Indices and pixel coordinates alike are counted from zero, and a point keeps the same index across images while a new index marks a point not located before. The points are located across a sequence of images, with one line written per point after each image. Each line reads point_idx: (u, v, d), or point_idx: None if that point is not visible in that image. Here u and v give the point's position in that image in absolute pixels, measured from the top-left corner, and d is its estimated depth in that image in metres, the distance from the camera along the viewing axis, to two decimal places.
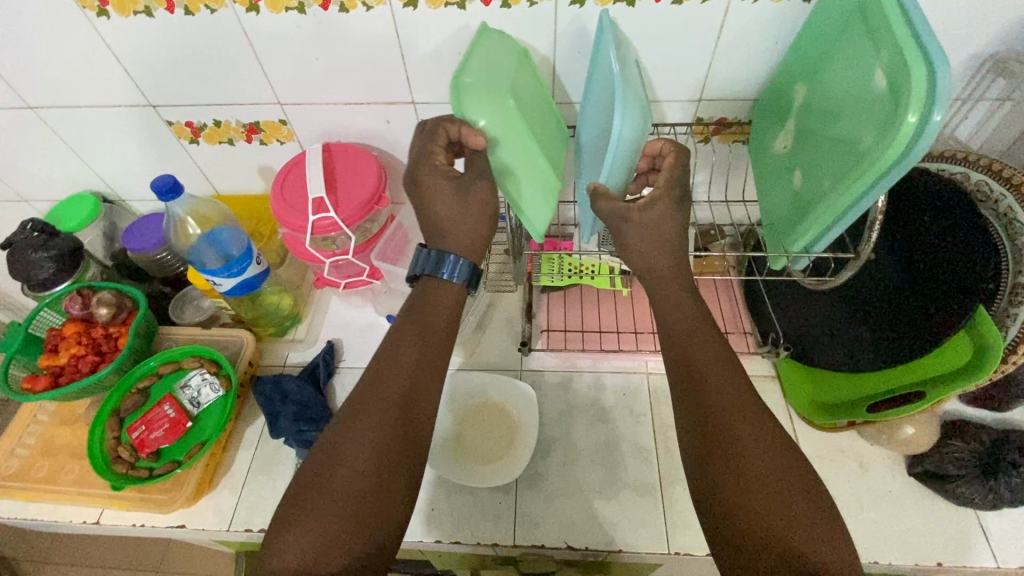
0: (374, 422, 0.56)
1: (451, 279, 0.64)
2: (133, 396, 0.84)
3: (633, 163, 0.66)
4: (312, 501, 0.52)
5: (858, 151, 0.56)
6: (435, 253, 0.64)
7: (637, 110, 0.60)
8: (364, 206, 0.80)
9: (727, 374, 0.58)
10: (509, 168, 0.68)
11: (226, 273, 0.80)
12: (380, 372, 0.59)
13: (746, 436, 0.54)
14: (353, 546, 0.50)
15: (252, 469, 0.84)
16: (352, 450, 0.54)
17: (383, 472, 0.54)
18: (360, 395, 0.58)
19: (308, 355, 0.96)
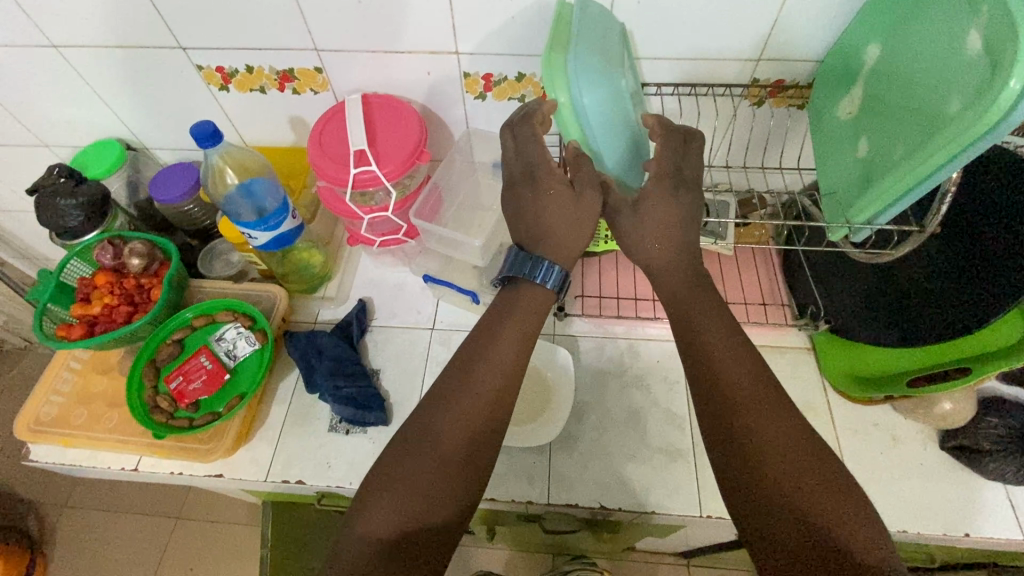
0: (459, 410, 0.57)
1: (544, 283, 0.61)
2: (169, 347, 0.84)
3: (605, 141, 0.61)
4: (397, 481, 0.53)
5: (939, 119, 0.54)
6: (531, 257, 0.61)
7: (589, 75, 0.57)
8: (406, 160, 0.78)
9: (727, 356, 0.56)
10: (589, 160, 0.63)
11: (263, 226, 0.78)
12: (468, 363, 0.59)
13: (757, 422, 0.52)
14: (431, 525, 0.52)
15: (287, 422, 0.85)
16: (436, 435, 0.55)
17: (464, 460, 0.55)
18: (444, 384, 0.59)
19: (339, 313, 0.95)
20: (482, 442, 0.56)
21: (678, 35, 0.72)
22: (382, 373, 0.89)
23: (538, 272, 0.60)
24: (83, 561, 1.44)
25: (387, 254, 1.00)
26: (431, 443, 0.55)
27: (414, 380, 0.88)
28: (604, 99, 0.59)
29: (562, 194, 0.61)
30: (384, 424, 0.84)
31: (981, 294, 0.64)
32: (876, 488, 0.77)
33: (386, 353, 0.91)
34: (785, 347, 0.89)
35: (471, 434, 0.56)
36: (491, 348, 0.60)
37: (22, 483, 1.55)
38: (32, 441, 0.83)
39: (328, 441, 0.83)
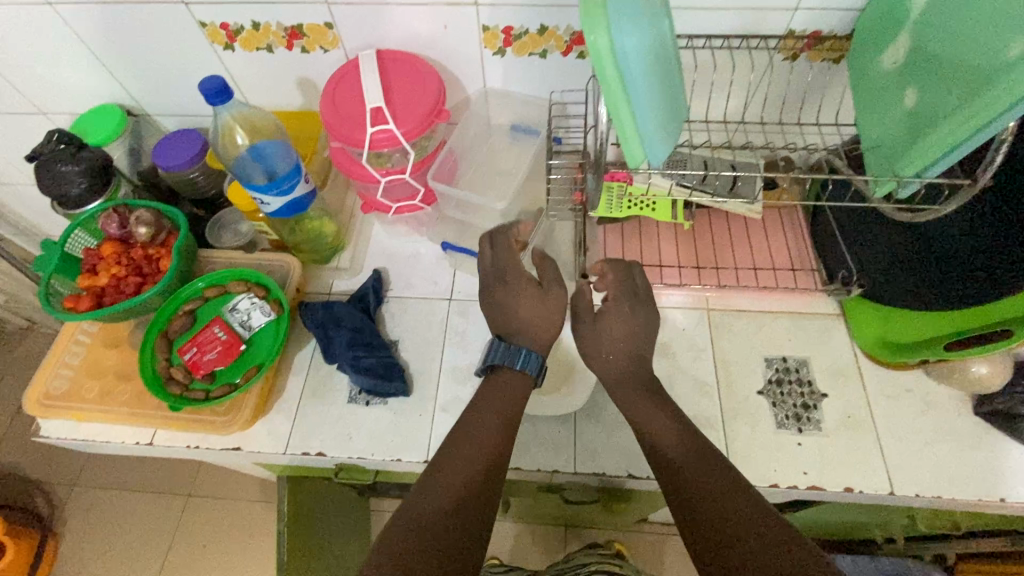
0: (479, 438, 0.63)
1: (525, 368, 0.69)
2: (180, 318, 0.81)
3: (640, 90, 0.54)
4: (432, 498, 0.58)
5: (1003, 63, 0.51)
6: (512, 347, 0.70)
7: (632, 19, 0.51)
8: (425, 119, 0.74)
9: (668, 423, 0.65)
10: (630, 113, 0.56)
11: (275, 191, 0.75)
12: (458, 437, 0.64)
13: (692, 472, 0.59)
14: None
15: (305, 393, 0.83)
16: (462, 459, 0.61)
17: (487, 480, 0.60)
18: (461, 422, 0.66)
19: (354, 283, 0.93)
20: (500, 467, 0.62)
21: None
22: (400, 343, 0.87)
23: (518, 358, 0.69)
24: (96, 538, 1.44)
25: (402, 223, 0.97)
26: (458, 466, 0.61)
27: (433, 351, 0.86)
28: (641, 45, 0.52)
29: (531, 291, 0.73)
30: (405, 395, 0.82)
31: (1002, 252, 0.64)
32: (908, 454, 0.75)
33: (403, 323, 0.89)
34: (813, 313, 0.87)
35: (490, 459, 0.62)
36: (500, 389, 0.68)
37: (30, 463, 1.54)
38: (42, 415, 0.80)
39: (347, 412, 0.81)
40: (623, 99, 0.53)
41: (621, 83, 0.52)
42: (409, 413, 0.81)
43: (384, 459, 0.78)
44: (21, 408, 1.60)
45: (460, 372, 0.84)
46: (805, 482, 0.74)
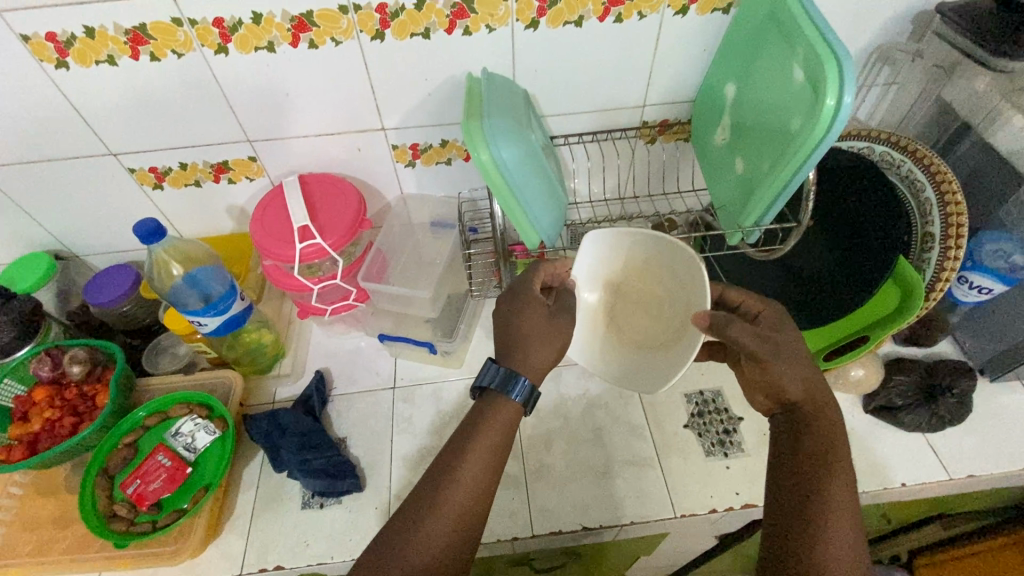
0: (462, 486, 0.58)
1: (513, 398, 0.62)
2: (121, 451, 0.80)
3: (526, 188, 0.66)
4: (395, 554, 0.55)
5: (789, 134, 0.66)
6: (506, 369, 0.63)
7: (505, 133, 0.64)
8: (349, 230, 0.82)
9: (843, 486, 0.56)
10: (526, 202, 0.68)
11: (212, 312, 0.80)
12: (465, 439, 0.60)
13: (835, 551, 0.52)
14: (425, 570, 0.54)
15: (257, 507, 0.83)
16: (439, 506, 0.57)
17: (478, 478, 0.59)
18: (444, 452, 0.61)
19: (297, 388, 0.96)
20: (474, 514, 0.58)
21: (573, 92, 0.85)
22: (349, 440, 0.89)
23: (508, 384, 0.62)
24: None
25: (339, 322, 1.03)
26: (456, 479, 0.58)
27: (383, 441, 0.89)
28: (520, 152, 0.65)
29: (538, 312, 0.68)
30: (359, 489, 0.84)
31: (857, 278, 0.81)
32: None
33: (351, 419, 0.92)
34: None
35: (464, 505, 0.57)
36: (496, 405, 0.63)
37: None
38: None
39: (303, 518, 0.82)
40: (506, 192, 0.65)
41: (504, 183, 0.64)
42: (365, 508, 0.83)
43: (345, 559, 0.78)
44: None
45: (412, 458, 0.87)
46: (739, 502, 0.81)
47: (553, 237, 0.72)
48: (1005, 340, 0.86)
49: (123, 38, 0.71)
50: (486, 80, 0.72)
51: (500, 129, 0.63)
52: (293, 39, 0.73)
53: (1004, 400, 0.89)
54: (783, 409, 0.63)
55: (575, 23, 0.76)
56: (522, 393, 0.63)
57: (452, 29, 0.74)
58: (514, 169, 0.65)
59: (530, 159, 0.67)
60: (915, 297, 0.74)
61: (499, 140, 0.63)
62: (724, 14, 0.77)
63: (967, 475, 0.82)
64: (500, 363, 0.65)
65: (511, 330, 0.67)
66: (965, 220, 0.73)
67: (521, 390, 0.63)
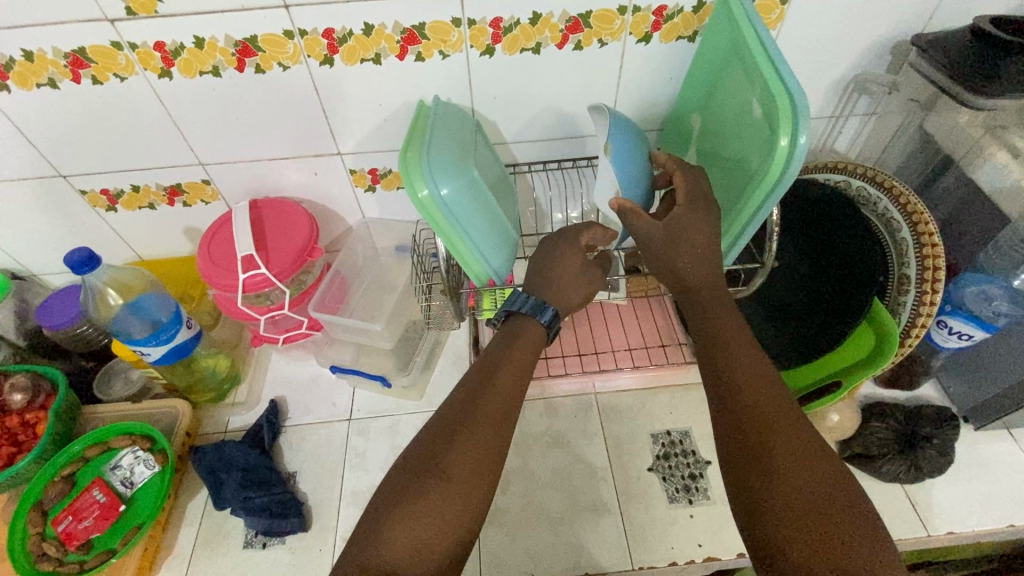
0: (471, 447, 0.54)
1: (542, 322, 0.66)
2: (57, 485, 0.77)
3: (467, 224, 0.63)
4: (390, 531, 0.49)
5: (748, 171, 0.62)
6: (533, 297, 0.67)
7: (446, 167, 0.61)
8: (297, 258, 0.80)
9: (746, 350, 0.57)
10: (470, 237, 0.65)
11: (155, 341, 0.78)
12: (473, 392, 0.58)
13: (759, 406, 0.52)
14: (437, 539, 0.49)
15: (197, 545, 0.79)
16: (449, 470, 0.52)
17: (492, 425, 0.56)
18: (447, 413, 0.57)
19: (250, 418, 0.92)
20: (492, 470, 0.54)
21: (535, 119, 0.81)
22: (299, 475, 0.86)
23: (538, 310, 0.66)
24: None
25: (298, 348, 1.00)
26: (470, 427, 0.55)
27: (333, 477, 0.86)
28: (461, 188, 0.62)
29: (574, 259, 0.69)
30: (304, 529, 0.80)
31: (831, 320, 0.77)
32: None
33: (302, 452, 0.89)
34: (688, 383, 0.94)
35: (476, 461, 0.53)
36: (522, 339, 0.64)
37: None
38: None
39: (242, 560, 0.78)
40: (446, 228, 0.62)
41: (443, 219, 0.61)
42: (308, 549, 0.79)
43: None
44: None
45: (362, 495, 0.84)
46: (702, 554, 0.77)
47: (501, 272, 0.69)
48: (991, 387, 0.81)
49: (62, 61, 0.69)
50: (434, 108, 0.69)
51: (438, 164, 0.60)
52: (239, 63, 0.71)
53: (989, 449, 0.84)
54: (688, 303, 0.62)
55: (532, 50, 0.73)
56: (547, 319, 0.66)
57: (404, 55, 0.72)
58: (455, 204, 0.61)
59: (474, 192, 0.64)
60: (892, 344, 0.69)
61: (438, 175, 0.60)
62: (690, 42, 0.74)
63: (946, 532, 0.77)
64: (527, 293, 0.68)
65: (547, 270, 0.68)
66: (942, 262, 0.69)
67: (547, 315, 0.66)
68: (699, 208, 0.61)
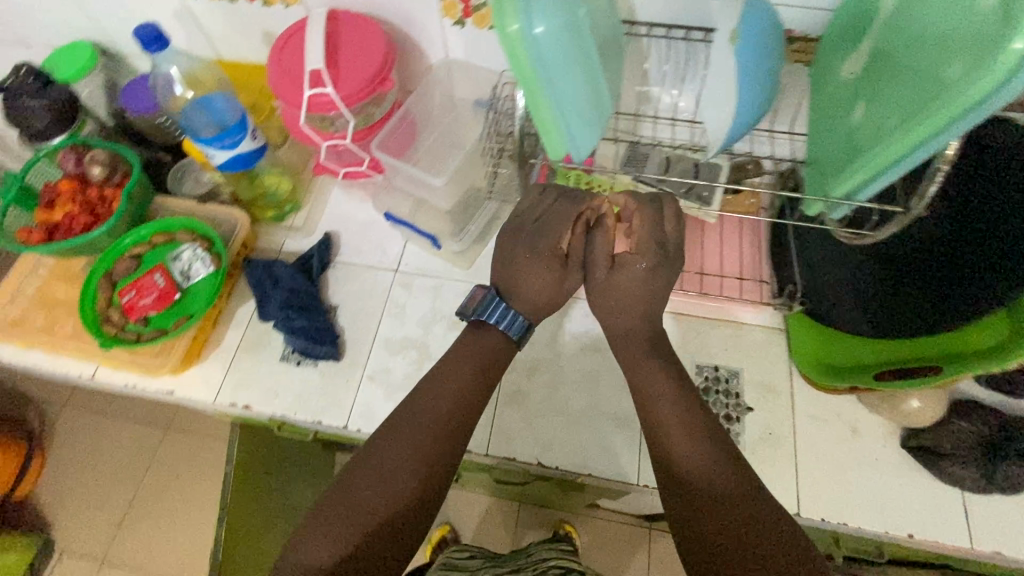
0: (399, 449, 0.57)
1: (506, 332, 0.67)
2: (126, 261, 0.83)
3: (556, 77, 0.52)
4: (329, 527, 0.52)
5: (936, 85, 0.47)
6: (501, 305, 0.68)
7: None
8: (367, 84, 0.73)
9: (669, 405, 0.59)
10: (558, 97, 0.54)
11: (219, 145, 0.77)
12: (416, 404, 0.62)
13: (698, 471, 0.54)
14: (373, 535, 0.52)
15: (241, 346, 0.85)
16: (373, 470, 0.56)
17: (433, 433, 0.59)
18: (388, 423, 0.60)
19: (303, 244, 0.93)
20: (428, 475, 0.57)
21: None
22: (339, 309, 0.88)
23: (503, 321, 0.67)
24: (67, 466, 1.47)
25: (358, 188, 0.97)
26: (405, 440, 0.58)
27: (371, 320, 0.87)
28: (560, 27, 0.50)
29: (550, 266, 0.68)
30: (335, 358, 0.84)
31: None
32: (823, 476, 0.74)
33: (346, 289, 0.90)
34: (755, 325, 0.84)
35: (415, 467, 0.56)
36: (481, 344, 0.66)
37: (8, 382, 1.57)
38: None
39: (277, 370, 0.83)
40: (532, 79, 0.51)
41: (530, 66, 0.51)
42: (336, 378, 0.83)
43: (305, 418, 0.80)
44: None
45: (393, 344, 0.85)
46: None
47: (582, 145, 0.59)
48: None
49: None
50: None
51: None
52: None
53: None
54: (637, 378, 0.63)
55: None
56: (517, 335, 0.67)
57: None
58: (545, 52, 0.50)
59: (577, 39, 0.52)
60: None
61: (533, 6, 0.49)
62: None
63: (994, 552, 0.69)
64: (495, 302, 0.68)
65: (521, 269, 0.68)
66: None
67: (516, 327, 0.67)
68: (646, 259, 0.65)
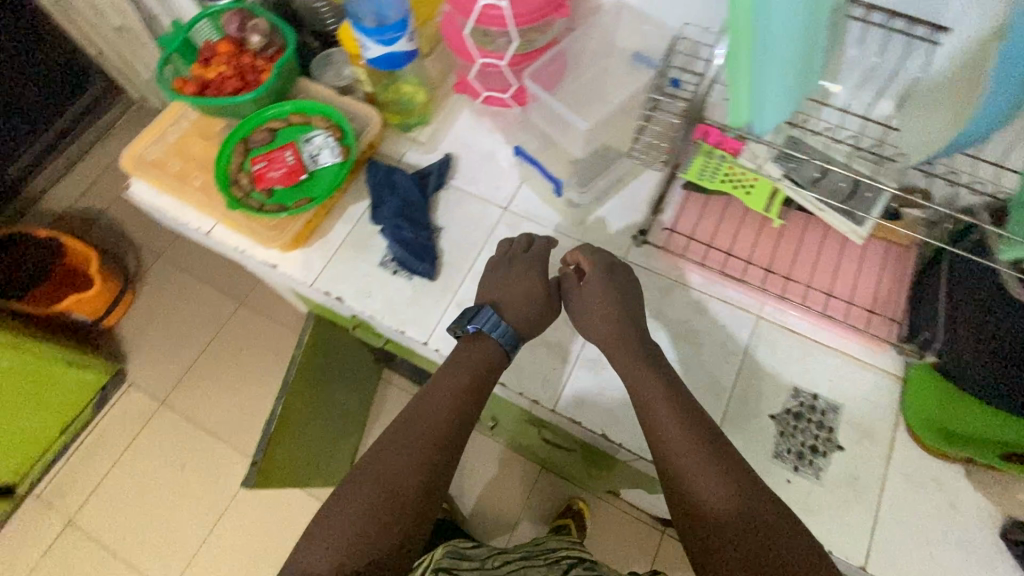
0: (396, 452, 0.61)
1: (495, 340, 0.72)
2: (263, 132, 0.86)
3: (770, 37, 0.47)
4: (332, 532, 0.56)
5: None
6: (494, 315, 0.73)
7: None
8: (540, 11, 0.76)
9: (672, 424, 0.61)
10: (762, 61, 0.49)
11: (377, 38, 0.77)
12: (415, 413, 0.65)
13: (716, 506, 0.55)
14: (376, 536, 0.56)
15: (345, 241, 0.87)
16: (377, 473, 0.59)
17: (426, 439, 0.63)
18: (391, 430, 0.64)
19: (422, 160, 0.93)
20: (424, 478, 0.60)
21: None
22: (443, 232, 0.88)
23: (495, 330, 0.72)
24: (152, 314, 1.60)
25: (489, 116, 0.94)
26: (403, 447, 0.62)
27: (471, 251, 0.86)
28: None
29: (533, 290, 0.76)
30: (430, 278, 0.84)
31: None
32: (901, 540, 0.68)
33: (454, 215, 0.89)
34: (870, 365, 0.77)
35: (412, 471, 0.60)
36: (473, 354, 0.71)
37: (118, 220, 1.71)
38: (132, 173, 0.89)
39: (373, 273, 0.85)
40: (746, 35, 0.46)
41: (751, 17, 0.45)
42: (426, 296, 0.83)
43: (390, 325, 0.82)
44: (106, 172, 1.76)
45: None
46: None
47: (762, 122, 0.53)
48: None
49: None
50: None
51: None
52: None
53: None
54: (645, 410, 0.64)
55: None
56: (511, 341, 0.73)
57: None
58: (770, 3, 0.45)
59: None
60: None
61: None
62: None
63: None
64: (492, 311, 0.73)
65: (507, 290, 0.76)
66: None
67: (510, 335, 0.73)
68: (603, 275, 0.75)
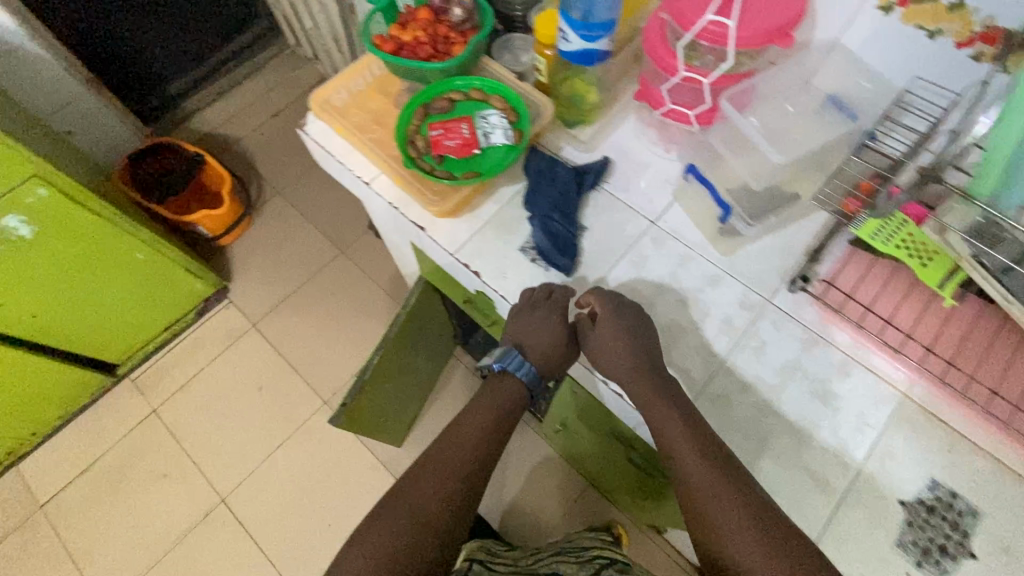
0: (424, 477, 0.72)
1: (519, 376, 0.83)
2: (444, 102, 0.90)
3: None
4: (370, 540, 0.66)
5: None
6: (517, 357, 0.83)
7: None
8: (766, 35, 0.73)
9: (689, 454, 0.68)
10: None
11: (584, 32, 0.78)
12: (441, 447, 0.77)
13: (727, 531, 0.63)
14: (405, 542, 0.66)
15: (492, 220, 0.89)
16: (406, 496, 0.70)
17: (451, 466, 0.74)
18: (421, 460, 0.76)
19: (580, 156, 0.93)
20: (447, 497, 0.71)
21: None
22: (587, 232, 0.88)
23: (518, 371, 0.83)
24: (262, 245, 1.71)
25: (656, 129, 0.94)
26: (429, 474, 0.73)
27: (612, 257, 0.86)
28: None
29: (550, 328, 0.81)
30: (566, 274, 0.85)
31: None
32: None
33: (601, 217, 0.89)
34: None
35: (437, 492, 0.71)
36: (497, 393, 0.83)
37: (252, 152, 1.84)
38: (316, 114, 0.95)
39: (513, 257, 0.87)
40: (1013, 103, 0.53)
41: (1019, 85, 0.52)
42: None
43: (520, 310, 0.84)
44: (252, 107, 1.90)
45: (623, 289, 0.84)
46: None
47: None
48: None
49: None
50: None
51: None
52: None
53: None
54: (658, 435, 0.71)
55: None
56: (534, 379, 0.84)
57: None
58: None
59: None
60: None
61: None
62: None
63: None
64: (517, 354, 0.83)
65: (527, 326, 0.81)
66: None
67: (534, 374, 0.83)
68: (615, 321, 0.77)
